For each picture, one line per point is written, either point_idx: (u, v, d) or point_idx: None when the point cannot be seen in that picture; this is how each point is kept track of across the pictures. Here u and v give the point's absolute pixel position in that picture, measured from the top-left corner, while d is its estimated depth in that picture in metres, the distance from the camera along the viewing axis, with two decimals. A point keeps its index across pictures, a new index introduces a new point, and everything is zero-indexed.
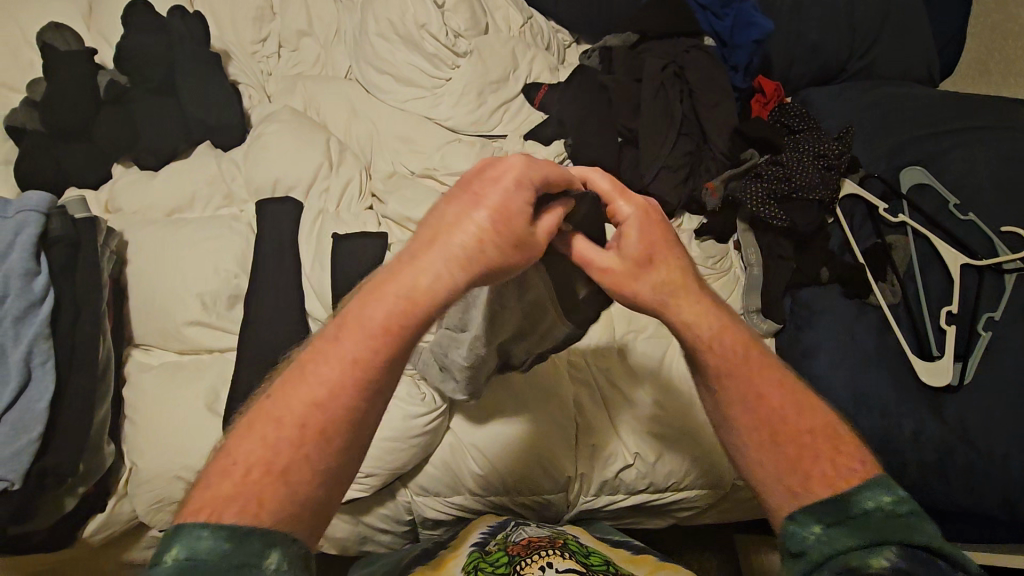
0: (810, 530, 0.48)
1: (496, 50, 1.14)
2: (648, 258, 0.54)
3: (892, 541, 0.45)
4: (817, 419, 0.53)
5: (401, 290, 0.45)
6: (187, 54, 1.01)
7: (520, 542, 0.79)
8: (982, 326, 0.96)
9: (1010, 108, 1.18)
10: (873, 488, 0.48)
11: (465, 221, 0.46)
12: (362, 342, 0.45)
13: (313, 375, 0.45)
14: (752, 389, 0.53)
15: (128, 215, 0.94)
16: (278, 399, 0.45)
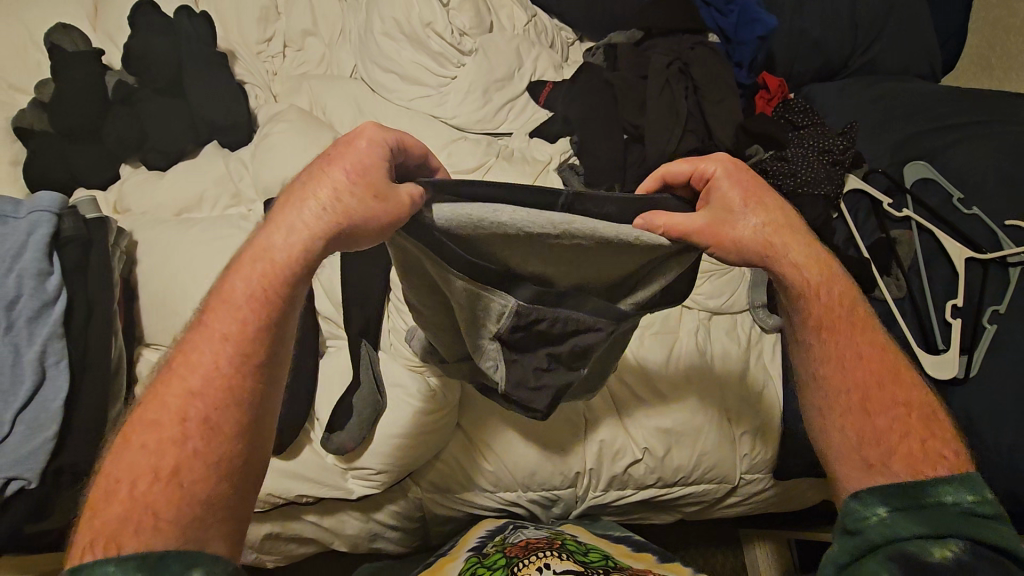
0: (876, 513, 0.53)
1: (501, 49, 1.15)
2: (751, 204, 0.60)
3: (958, 537, 0.50)
4: (907, 396, 0.59)
5: (259, 260, 0.50)
6: (194, 54, 1.02)
7: (519, 544, 0.81)
8: (987, 318, 0.97)
9: (1012, 103, 1.19)
10: (955, 485, 0.53)
11: (322, 181, 0.50)
12: (230, 319, 0.49)
13: (192, 364, 0.48)
14: (855, 347, 0.61)
15: (137, 214, 0.94)
16: (155, 399, 0.48)
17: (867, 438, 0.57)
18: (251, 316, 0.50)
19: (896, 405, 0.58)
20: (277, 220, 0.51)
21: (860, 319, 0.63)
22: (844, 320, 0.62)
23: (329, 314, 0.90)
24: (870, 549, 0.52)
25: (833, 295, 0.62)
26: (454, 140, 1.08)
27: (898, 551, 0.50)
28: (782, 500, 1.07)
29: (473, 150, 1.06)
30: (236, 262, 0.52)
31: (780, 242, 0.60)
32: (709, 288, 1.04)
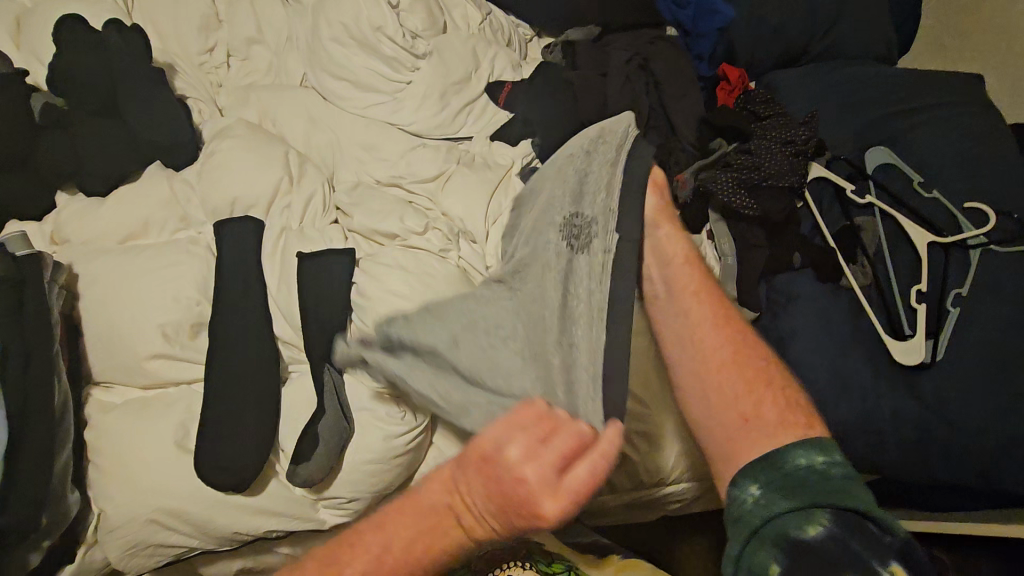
0: (752, 494, 0.63)
1: (456, 50, 1.11)
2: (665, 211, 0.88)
3: (822, 506, 0.59)
4: (754, 373, 0.74)
5: (495, 492, 0.70)
6: (130, 71, 0.96)
7: (485, 554, 0.80)
8: (951, 301, 0.97)
9: (965, 84, 1.20)
10: (806, 450, 0.65)
11: (575, 471, 0.68)
12: (435, 496, 0.74)
13: (425, 505, 0.74)
14: (704, 335, 0.78)
15: (77, 245, 0.89)
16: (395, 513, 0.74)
17: (723, 404, 0.73)
18: (456, 502, 0.73)
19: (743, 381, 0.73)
20: (519, 477, 0.68)
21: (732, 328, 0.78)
22: (711, 314, 0.79)
23: (289, 337, 0.87)
24: (755, 534, 0.60)
25: (710, 305, 0.80)
26: (412, 147, 1.05)
27: (778, 531, 0.59)
28: None
29: (431, 156, 1.03)
30: (442, 485, 0.74)
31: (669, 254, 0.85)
32: None
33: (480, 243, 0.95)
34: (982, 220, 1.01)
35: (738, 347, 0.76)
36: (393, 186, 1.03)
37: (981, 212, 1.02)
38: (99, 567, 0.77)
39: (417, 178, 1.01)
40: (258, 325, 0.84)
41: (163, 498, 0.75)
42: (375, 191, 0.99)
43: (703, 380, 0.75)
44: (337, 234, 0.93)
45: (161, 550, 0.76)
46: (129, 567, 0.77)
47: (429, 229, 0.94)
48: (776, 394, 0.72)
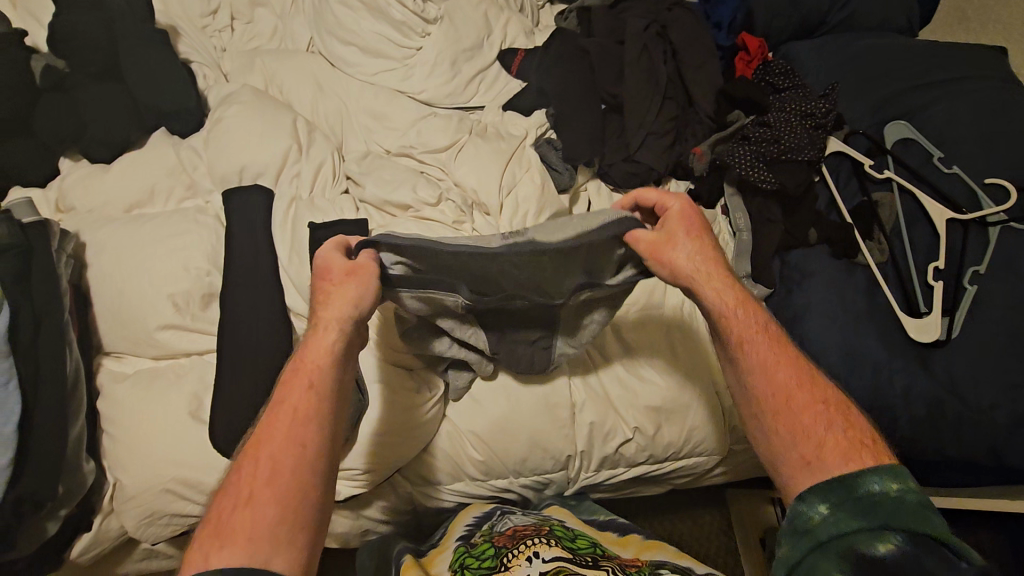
0: (817, 510, 0.53)
1: (467, 14, 1.07)
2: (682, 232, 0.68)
3: (897, 528, 0.49)
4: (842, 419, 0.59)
5: (322, 347, 0.60)
6: (131, 32, 0.92)
7: (506, 532, 0.79)
8: (968, 280, 0.96)
9: (989, 57, 1.17)
10: (881, 474, 0.53)
11: (341, 298, 0.63)
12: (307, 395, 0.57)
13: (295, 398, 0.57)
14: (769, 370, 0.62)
15: (83, 213, 0.87)
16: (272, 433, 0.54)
17: (800, 435, 0.58)
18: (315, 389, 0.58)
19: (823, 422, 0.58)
20: (336, 286, 0.64)
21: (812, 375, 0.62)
22: (763, 339, 0.64)
23: (301, 311, 0.85)
24: (816, 547, 0.52)
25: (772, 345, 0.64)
26: (423, 116, 1.02)
27: (845, 549, 0.50)
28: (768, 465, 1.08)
29: (443, 125, 1.00)
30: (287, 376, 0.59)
31: (703, 272, 0.66)
32: None
33: (493, 215, 0.94)
34: (1003, 198, 0.98)
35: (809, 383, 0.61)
36: (403, 156, 1.00)
37: (1003, 190, 0.98)
38: (115, 537, 0.77)
39: (428, 148, 0.99)
40: (270, 296, 0.83)
41: (178, 470, 0.74)
42: (386, 161, 0.97)
43: (769, 423, 0.61)
44: (348, 205, 0.92)
45: (176, 519, 0.76)
46: (144, 537, 0.77)
47: (442, 201, 0.92)
48: (850, 420, 0.59)
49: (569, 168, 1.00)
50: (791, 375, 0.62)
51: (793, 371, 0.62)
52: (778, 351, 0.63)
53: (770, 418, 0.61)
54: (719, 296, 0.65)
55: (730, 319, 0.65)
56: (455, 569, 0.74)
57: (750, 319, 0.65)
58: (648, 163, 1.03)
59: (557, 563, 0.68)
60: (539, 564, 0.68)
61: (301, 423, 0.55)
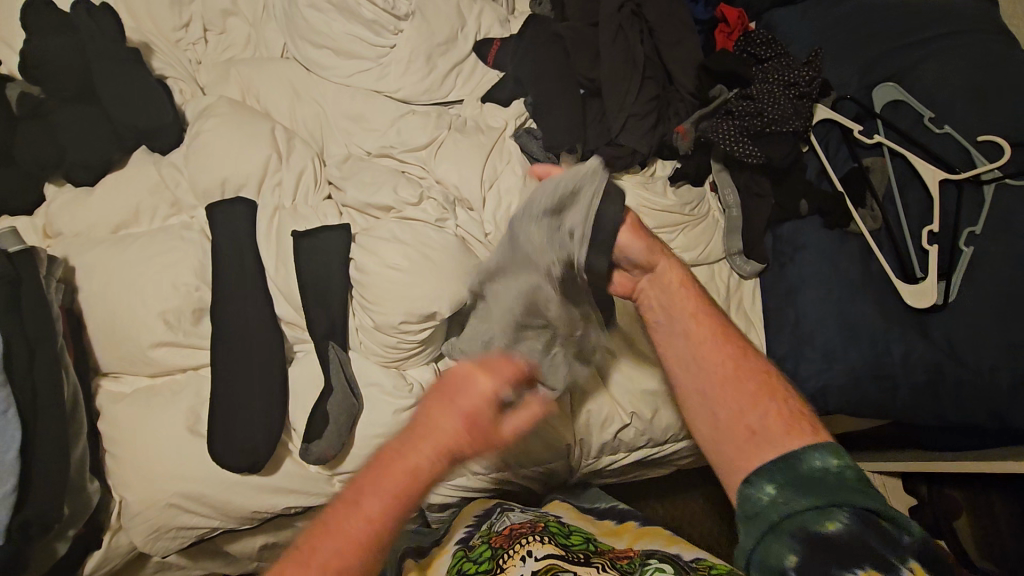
0: (763, 492, 0.57)
1: (439, 8, 1.06)
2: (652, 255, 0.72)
3: (842, 506, 0.52)
4: (775, 392, 0.64)
5: (401, 473, 0.59)
6: (101, 52, 0.92)
7: (504, 531, 0.80)
8: (963, 241, 0.94)
9: (978, 9, 1.13)
10: (822, 452, 0.57)
11: (449, 422, 0.60)
12: (380, 497, 0.58)
13: (393, 467, 0.59)
14: (722, 349, 0.67)
15: (70, 238, 0.88)
16: (338, 518, 0.58)
17: (739, 412, 0.63)
18: (412, 478, 0.59)
19: (752, 394, 0.64)
20: (444, 411, 0.61)
21: (746, 348, 0.68)
22: (704, 315, 0.70)
23: (292, 319, 0.86)
24: (770, 530, 0.53)
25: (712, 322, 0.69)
26: (401, 115, 1.01)
27: (795, 527, 0.52)
28: None
29: (421, 123, 0.99)
30: (377, 465, 0.60)
31: (657, 260, 0.72)
32: (682, 241, 1.05)
33: (477, 210, 0.93)
34: (996, 155, 0.96)
35: (765, 376, 0.65)
36: (384, 156, 1.00)
37: (996, 146, 0.96)
38: (126, 552, 0.79)
39: (409, 147, 0.98)
40: (259, 306, 0.84)
41: (180, 484, 0.76)
42: (367, 163, 0.97)
43: (713, 396, 0.65)
44: (331, 210, 0.92)
45: (182, 532, 0.77)
46: (154, 550, 0.79)
47: (424, 199, 0.92)
48: (785, 393, 0.64)
49: (550, 157, 1.00)
50: (733, 351, 0.67)
51: (728, 341, 0.68)
52: (716, 329, 0.69)
53: (713, 395, 0.65)
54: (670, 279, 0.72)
55: (669, 292, 0.71)
56: (451, 573, 0.76)
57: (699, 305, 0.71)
58: (632, 146, 1.02)
59: (549, 561, 0.69)
60: (531, 563, 0.69)
61: (362, 542, 0.57)
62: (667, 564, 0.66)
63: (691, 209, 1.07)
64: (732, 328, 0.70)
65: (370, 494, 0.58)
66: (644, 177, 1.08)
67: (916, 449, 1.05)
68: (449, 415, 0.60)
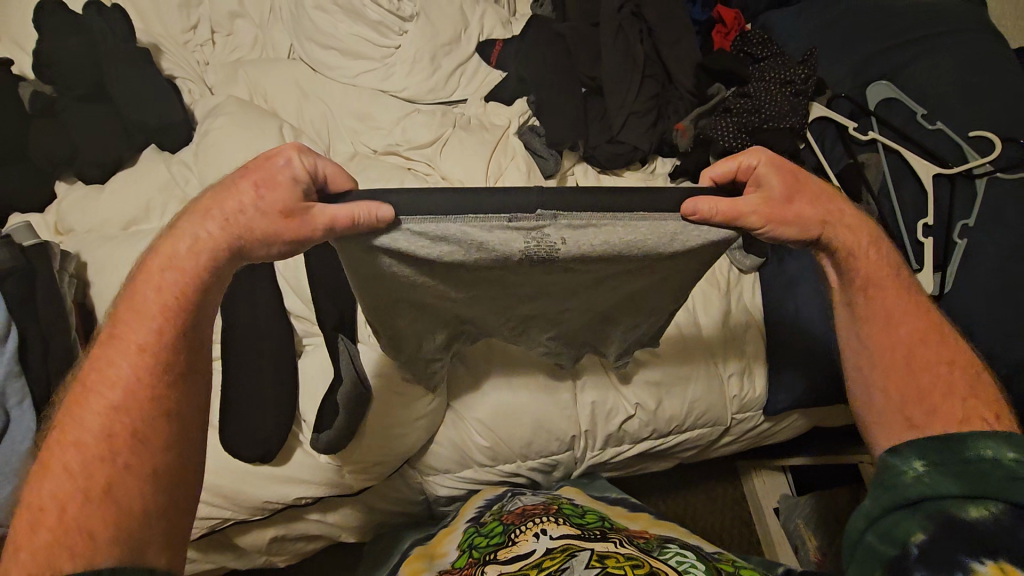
0: (913, 469, 0.52)
1: (443, 9, 1.08)
2: (791, 199, 0.60)
3: (999, 498, 0.47)
4: (965, 382, 0.58)
5: (147, 306, 0.51)
6: (111, 52, 0.93)
7: (515, 511, 0.80)
8: (957, 234, 0.96)
9: (968, 10, 1.16)
10: (997, 440, 0.50)
11: (267, 168, 0.53)
12: (132, 372, 0.48)
13: (122, 343, 0.50)
14: (894, 317, 0.62)
15: (82, 234, 0.89)
16: (88, 408, 0.47)
17: (913, 396, 0.58)
18: (153, 361, 0.49)
19: (939, 365, 0.59)
20: (243, 178, 0.54)
21: (938, 333, 0.62)
22: (890, 287, 0.63)
23: (300, 313, 0.88)
24: (900, 506, 0.51)
25: (894, 296, 0.63)
26: (407, 113, 1.03)
27: (935, 510, 0.49)
28: (775, 432, 1.09)
29: (427, 120, 1.01)
30: (117, 321, 0.51)
31: (828, 218, 0.62)
32: None
33: None
34: (988, 150, 0.98)
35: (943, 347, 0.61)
36: (390, 155, 1.01)
37: (988, 142, 0.99)
38: None
39: (416, 144, 1.00)
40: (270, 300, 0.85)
41: None
42: (375, 161, 0.99)
43: (891, 367, 0.60)
44: None
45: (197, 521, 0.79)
46: None
47: None
48: (972, 385, 0.58)
49: (554, 154, 1.02)
50: (912, 333, 0.61)
51: (912, 314, 0.62)
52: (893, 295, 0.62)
53: (896, 373, 0.60)
54: (848, 239, 0.63)
55: (863, 263, 0.63)
56: (463, 548, 0.77)
57: (885, 274, 0.63)
58: (632, 142, 1.04)
59: (564, 539, 0.69)
60: (546, 540, 0.69)
61: (125, 408, 0.47)
62: (689, 552, 0.67)
63: None
64: (915, 301, 0.64)
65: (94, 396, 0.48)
66: (646, 173, 1.11)
67: None
68: (200, 223, 0.53)
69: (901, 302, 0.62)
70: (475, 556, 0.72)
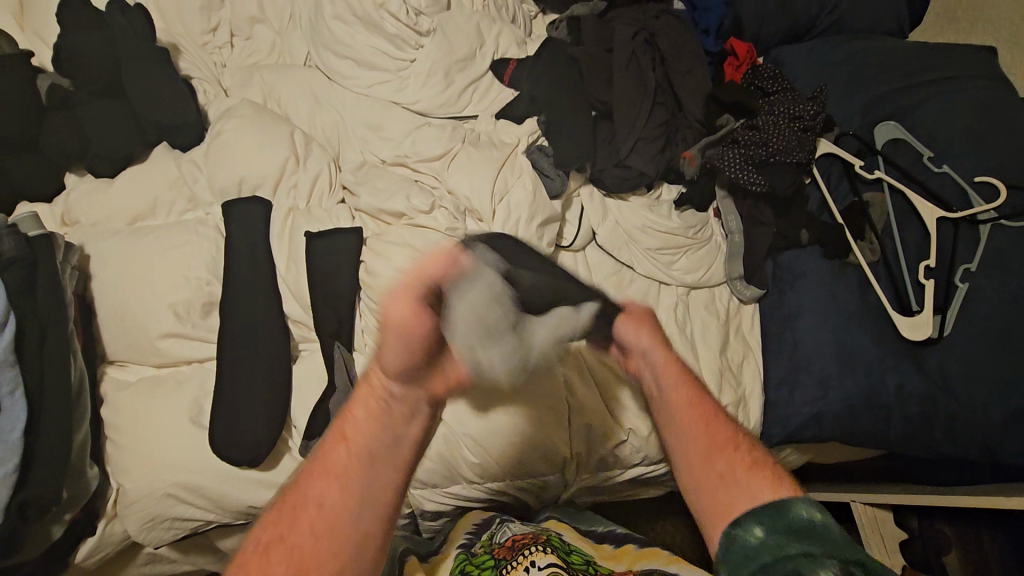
0: (753, 534, 0.57)
1: (460, 27, 1.10)
2: (637, 322, 0.74)
3: (830, 554, 0.50)
4: (772, 486, 0.61)
5: (356, 422, 0.61)
6: (130, 51, 0.95)
7: (506, 543, 0.79)
8: (959, 278, 0.97)
9: (976, 55, 1.17)
10: (806, 502, 0.57)
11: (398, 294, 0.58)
12: (337, 483, 0.58)
13: (346, 455, 0.59)
14: (701, 437, 0.68)
15: (88, 227, 0.90)
16: (309, 490, 0.58)
17: (722, 497, 0.62)
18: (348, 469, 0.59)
19: (733, 474, 0.63)
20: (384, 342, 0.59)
21: (758, 456, 0.66)
22: (713, 424, 0.69)
23: (298, 319, 0.88)
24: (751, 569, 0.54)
25: (718, 428, 0.69)
26: (417, 126, 1.04)
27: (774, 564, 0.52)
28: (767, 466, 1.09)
29: (437, 135, 1.02)
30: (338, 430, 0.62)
31: (660, 357, 0.73)
32: (685, 264, 1.08)
33: (486, 221, 0.96)
34: (993, 197, 0.99)
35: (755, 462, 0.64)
36: (398, 166, 1.02)
37: (993, 188, 0.99)
38: (119, 541, 0.79)
39: (424, 157, 1.01)
40: (269, 303, 0.85)
41: (180, 474, 0.77)
42: (382, 171, 1.00)
43: (698, 478, 0.66)
44: (345, 213, 0.94)
45: (180, 522, 0.78)
46: (147, 540, 0.79)
47: (435, 208, 0.95)
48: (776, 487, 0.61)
49: (560, 174, 1.02)
50: (720, 445, 0.67)
51: (717, 433, 0.68)
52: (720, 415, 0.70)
53: (705, 480, 0.65)
54: (674, 389, 0.71)
55: (672, 393, 0.71)
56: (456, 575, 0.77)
57: (699, 407, 0.70)
58: (640, 168, 1.05)
59: (552, 569, 0.69)
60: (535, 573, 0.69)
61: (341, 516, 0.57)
62: None
63: (695, 232, 1.09)
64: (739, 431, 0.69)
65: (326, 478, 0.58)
66: (650, 200, 1.11)
67: (907, 480, 1.06)
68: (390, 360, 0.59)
69: (717, 434, 0.68)
70: None
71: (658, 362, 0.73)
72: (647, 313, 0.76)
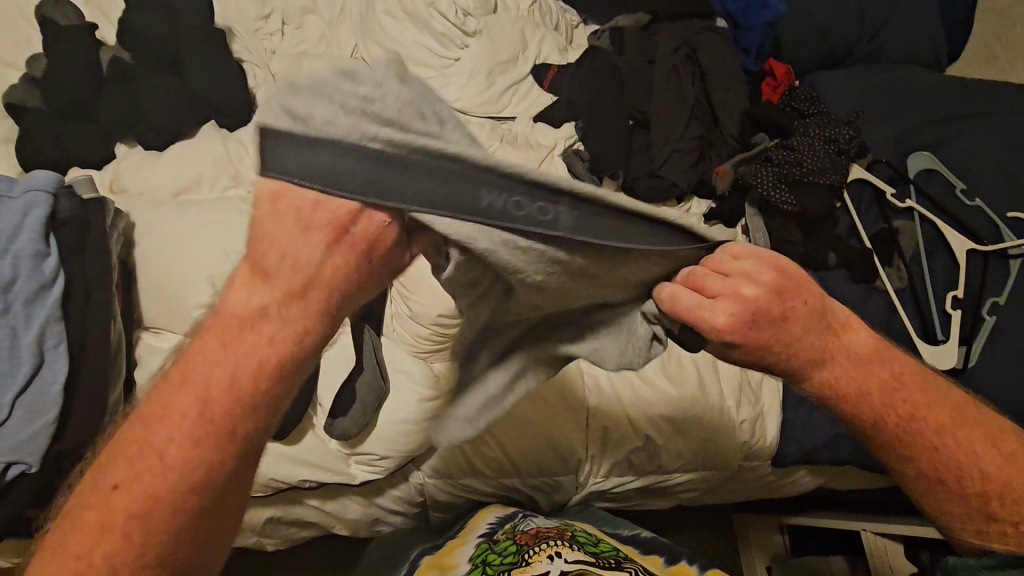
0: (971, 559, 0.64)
1: (505, 31, 1.13)
2: (779, 311, 0.53)
3: None
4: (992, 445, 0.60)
5: (209, 373, 0.45)
6: (190, 30, 0.98)
7: (528, 532, 0.80)
8: (986, 310, 0.98)
9: (1013, 92, 1.18)
10: None
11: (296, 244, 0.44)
12: (191, 399, 0.45)
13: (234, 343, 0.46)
14: (908, 410, 0.58)
15: (134, 195, 0.92)
16: (139, 430, 0.46)
17: (948, 468, 0.59)
18: (201, 444, 0.45)
19: (951, 437, 0.59)
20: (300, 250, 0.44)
21: (936, 398, 0.60)
22: (895, 380, 0.58)
23: None
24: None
25: (905, 389, 0.58)
26: None
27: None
28: (781, 487, 1.08)
29: (476, 132, 1.04)
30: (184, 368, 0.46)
31: (821, 341, 0.56)
32: None
33: None
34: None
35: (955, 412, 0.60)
36: None
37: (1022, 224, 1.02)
38: None
39: None
40: None
41: None
42: None
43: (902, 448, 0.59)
44: None
45: None
46: None
47: None
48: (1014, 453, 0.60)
49: (594, 180, 1.05)
50: (915, 396, 0.58)
51: (919, 396, 0.59)
52: (914, 380, 0.59)
53: (921, 454, 0.59)
54: (848, 377, 0.57)
55: (850, 383, 0.57)
56: (476, 563, 0.76)
57: (899, 386, 0.58)
58: (673, 178, 1.06)
59: (579, 563, 0.69)
60: (561, 563, 0.69)
61: (200, 426, 0.45)
62: None
63: None
64: (928, 377, 0.60)
65: (201, 348, 0.46)
66: (681, 212, 1.11)
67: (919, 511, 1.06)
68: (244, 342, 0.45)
69: (898, 382, 0.58)
70: (490, 572, 0.72)
71: (815, 354, 0.56)
72: (771, 279, 0.53)
